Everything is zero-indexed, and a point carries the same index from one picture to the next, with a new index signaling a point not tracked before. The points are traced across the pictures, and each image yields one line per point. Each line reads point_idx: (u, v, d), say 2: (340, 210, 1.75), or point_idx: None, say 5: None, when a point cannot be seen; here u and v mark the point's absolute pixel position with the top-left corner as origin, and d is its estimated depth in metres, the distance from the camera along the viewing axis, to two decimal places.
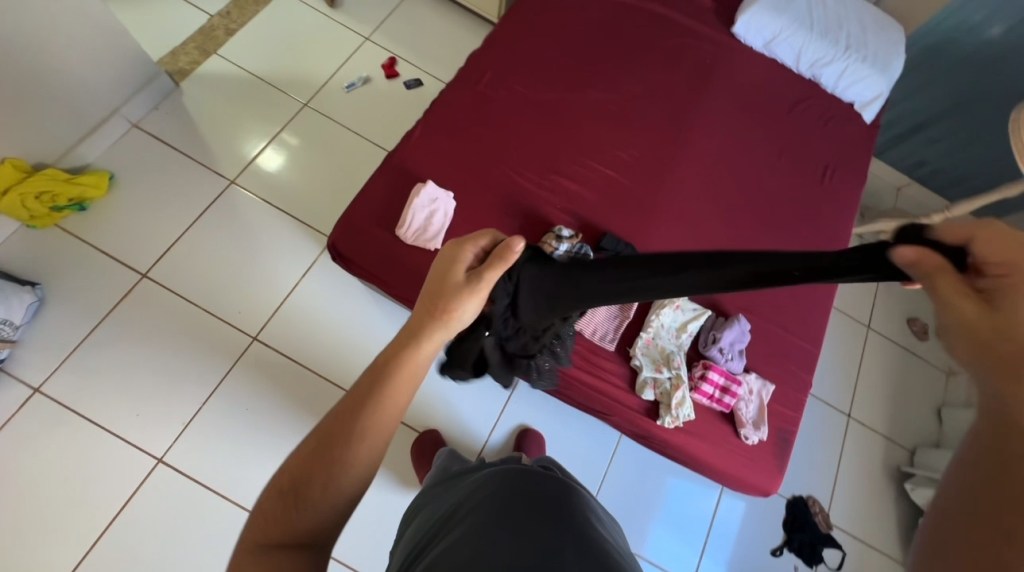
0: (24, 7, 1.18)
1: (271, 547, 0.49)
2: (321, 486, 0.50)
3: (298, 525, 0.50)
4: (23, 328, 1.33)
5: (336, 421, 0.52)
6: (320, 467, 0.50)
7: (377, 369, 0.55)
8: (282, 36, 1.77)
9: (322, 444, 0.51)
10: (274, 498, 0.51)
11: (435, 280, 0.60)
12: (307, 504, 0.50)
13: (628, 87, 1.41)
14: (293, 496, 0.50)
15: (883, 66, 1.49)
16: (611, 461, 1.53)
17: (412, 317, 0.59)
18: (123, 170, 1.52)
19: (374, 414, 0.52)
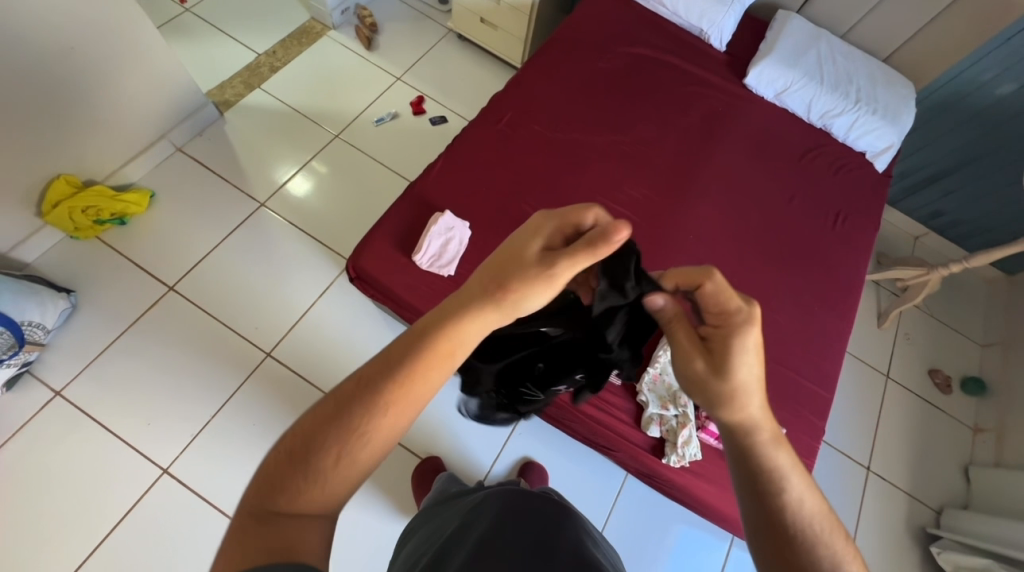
0: (95, 42, 1.32)
1: (275, 515, 0.47)
2: (338, 452, 0.48)
3: (311, 498, 0.48)
4: (53, 333, 1.40)
5: (360, 392, 0.50)
6: (335, 436, 0.48)
7: (413, 348, 0.52)
8: (320, 74, 1.92)
9: (341, 412, 0.49)
10: (285, 462, 0.49)
11: (502, 260, 0.58)
12: (320, 472, 0.48)
13: (642, 130, 1.47)
14: (304, 464, 0.48)
15: (893, 118, 1.53)
16: (616, 501, 1.48)
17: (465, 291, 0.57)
18: (164, 189, 1.63)
19: (407, 383, 0.51)
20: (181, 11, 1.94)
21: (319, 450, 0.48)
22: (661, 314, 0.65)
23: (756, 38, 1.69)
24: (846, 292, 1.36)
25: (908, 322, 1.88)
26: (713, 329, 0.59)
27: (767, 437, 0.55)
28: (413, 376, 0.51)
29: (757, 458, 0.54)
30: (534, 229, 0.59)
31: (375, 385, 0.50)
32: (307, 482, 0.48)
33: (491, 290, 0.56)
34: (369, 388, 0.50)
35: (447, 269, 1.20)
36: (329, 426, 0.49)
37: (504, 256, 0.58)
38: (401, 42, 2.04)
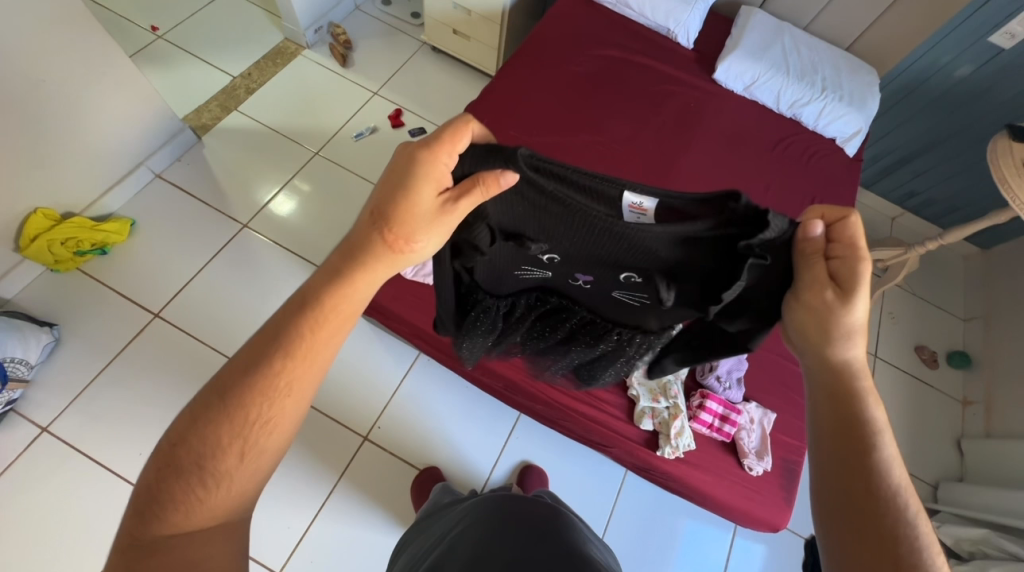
0: (61, 71, 1.31)
1: (167, 537, 0.49)
2: (237, 456, 0.50)
3: (207, 502, 0.50)
4: (38, 368, 1.37)
5: (233, 381, 0.51)
6: (229, 434, 0.50)
7: (309, 297, 0.55)
8: (297, 93, 1.93)
9: (223, 408, 0.51)
10: (164, 480, 0.49)
11: (387, 202, 0.56)
12: (219, 477, 0.50)
13: (617, 130, 1.49)
14: (202, 473, 0.49)
15: (860, 104, 1.57)
16: (617, 499, 1.48)
17: (355, 242, 0.57)
18: (144, 216, 1.62)
19: (295, 365, 0.52)
20: (153, 39, 1.95)
21: (210, 455, 0.50)
22: (802, 242, 0.61)
23: (722, 35, 1.73)
24: None
25: (891, 301, 1.92)
26: (846, 264, 0.58)
27: (865, 387, 0.59)
28: (298, 344, 0.53)
29: (857, 403, 0.58)
30: (426, 168, 0.56)
31: (265, 357, 0.52)
32: (207, 492, 0.50)
33: (384, 234, 0.56)
34: (256, 365, 0.51)
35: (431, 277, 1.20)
36: (205, 433, 0.50)
37: (394, 196, 0.56)
38: (377, 57, 2.06)
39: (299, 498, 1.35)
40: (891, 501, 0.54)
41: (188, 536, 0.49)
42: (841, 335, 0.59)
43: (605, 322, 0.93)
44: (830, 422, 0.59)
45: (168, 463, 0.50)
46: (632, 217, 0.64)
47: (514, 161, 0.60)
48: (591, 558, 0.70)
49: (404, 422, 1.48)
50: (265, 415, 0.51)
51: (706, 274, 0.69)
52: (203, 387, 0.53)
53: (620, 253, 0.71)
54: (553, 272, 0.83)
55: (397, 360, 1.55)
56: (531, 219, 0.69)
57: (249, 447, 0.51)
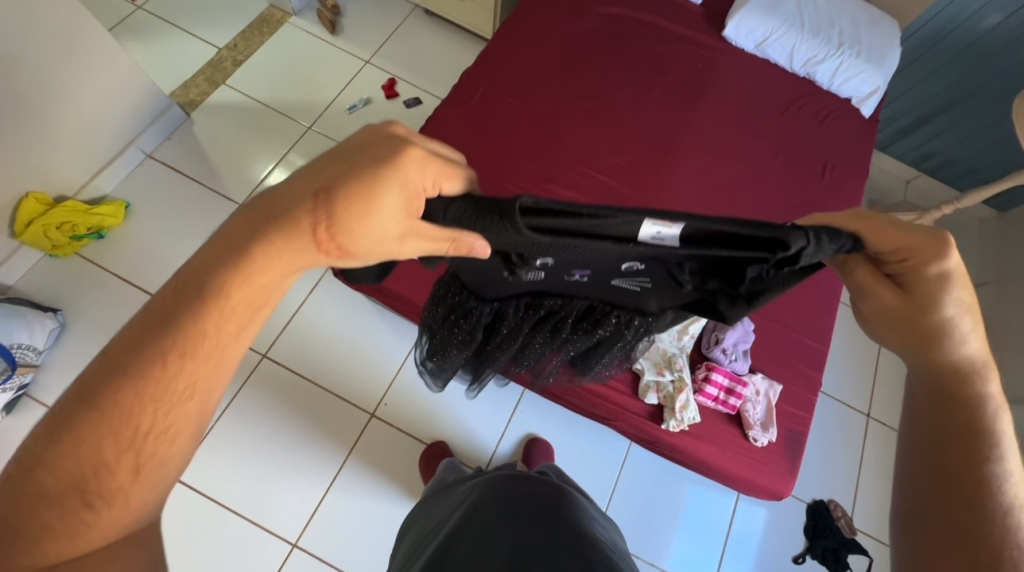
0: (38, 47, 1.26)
1: (49, 568, 0.44)
2: (130, 471, 0.46)
3: (96, 521, 0.45)
4: (46, 353, 1.39)
5: (113, 385, 0.45)
6: (112, 445, 0.45)
7: (206, 286, 0.47)
8: (286, 64, 1.85)
9: (103, 412, 0.45)
10: (31, 505, 0.44)
11: (327, 188, 0.48)
12: (109, 494, 0.46)
13: (620, 95, 1.42)
14: (82, 491, 0.45)
15: (879, 60, 1.48)
16: (622, 469, 1.50)
17: (278, 223, 0.48)
18: (138, 198, 1.59)
19: (197, 371, 0.47)
20: (133, 9, 1.86)
21: (93, 473, 0.45)
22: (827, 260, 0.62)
23: None
24: None
25: None
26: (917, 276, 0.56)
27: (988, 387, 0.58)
28: (198, 343, 0.47)
29: (972, 409, 0.57)
30: (409, 172, 0.50)
31: (152, 358, 0.46)
32: (96, 513, 0.45)
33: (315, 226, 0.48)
34: (141, 365, 0.46)
35: None
36: (86, 447, 0.45)
37: (347, 188, 0.48)
38: (367, 22, 1.96)
39: (311, 474, 1.38)
40: (1002, 511, 0.55)
41: (80, 562, 0.45)
42: (941, 340, 0.57)
43: (604, 306, 0.84)
44: (931, 418, 0.60)
45: (34, 484, 0.44)
46: (652, 232, 0.58)
47: (511, 212, 0.55)
48: (589, 531, 0.71)
49: (410, 398, 1.49)
50: (165, 424, 0.47)
51: (723, 260, 0.64)
52: (68, 391, 0.45)
53: (625, 256, 0.64)
54: (547, 273, 0.73)
55: (401, 338, 1.55)
56: (521, 244, 0.62)
57: (146, 458, 0.47)
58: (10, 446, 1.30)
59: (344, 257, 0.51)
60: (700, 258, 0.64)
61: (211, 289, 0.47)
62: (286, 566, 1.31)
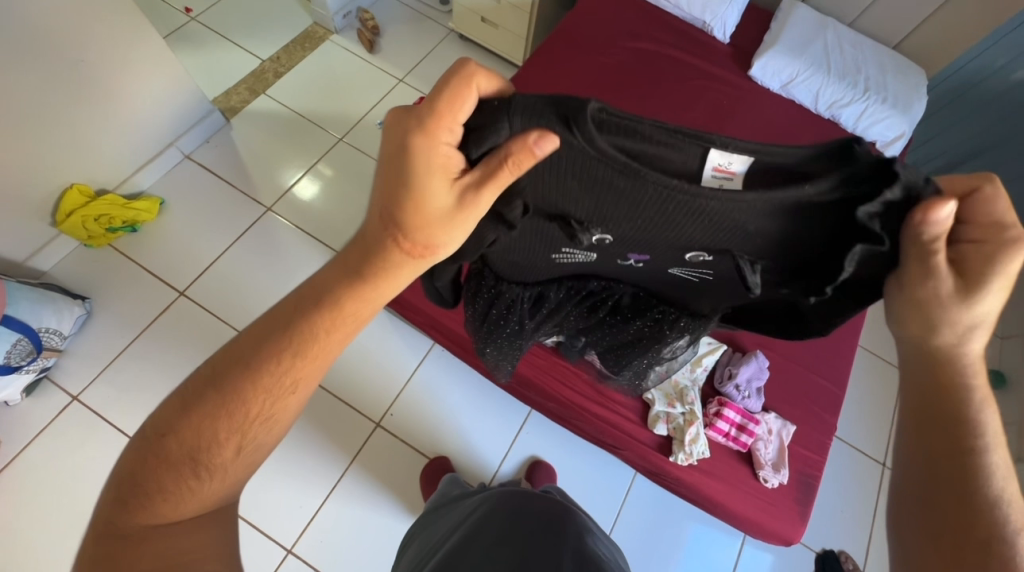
0: (95, 45, 1.34)
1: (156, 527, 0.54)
2: (234, 447, 0.55)
3: (201, 489, 0.55)
4: (70, 338, 1.43)
5: (234, 377, 0.55)
6: (224, 426, 0.54)
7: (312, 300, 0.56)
8: (324, 78, 1.93)
9: (215, 396, 0.54)
10: (152, 468, 0.54)
11: (390, 200, 0.54)
12: (216, 465, 0.55)
13: None
14: (195, 467, 0.54)
15: (904, 107, 1.49)
16: (624, 501, 1.47)
17: (365, 236, 0.56)
18: (173, 196, 1.66)
19: (300, 361, 0.55)
20: (187, 20, 1.97)
21: (205, 449, 0.54)
22: (916, 227, 0.52)
23: (760, 29, 1.66)
24: None
25: None
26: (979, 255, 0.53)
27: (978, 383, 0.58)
28: (310, 345, 0.55)
29: (958, 401, 0.58)
30: (412, 136, 0.51)
31: (251, 355, 0.55)
32: (201, 481, 0.55)
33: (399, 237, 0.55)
34: (243, 361, 0.55)
35: None
36: (201, 428, 0.54)
37: (401, 197, 0.53)
38: (404, 44, 2.05)
39: (315, 481, 1.38)
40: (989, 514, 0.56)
41: (182, 518, 0.55)
42: (960, 330, 0.56)
43: (650, 297, 0.86)
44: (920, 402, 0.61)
45: (156, 451, 0.54)
46: (714, 182, 0.56)
47: (579, 118, 0.51)
48: (583, 539, 0.72)
49: (416, 411, 1.49)
50: (274, 410, 0.56)
51: (802, 251, 0.61)
52: (190, 380, 0.57)
53: (694, 231, 0.61)
54: (599, 254, 0.74)
55: (413, 350, 1.57)
56: (585, 194, 0.60)
57: (246, 441, 0.56)
58: (26, 429, 1.33)
59: (435, 254, 0.57)
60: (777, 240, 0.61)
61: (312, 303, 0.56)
62: None
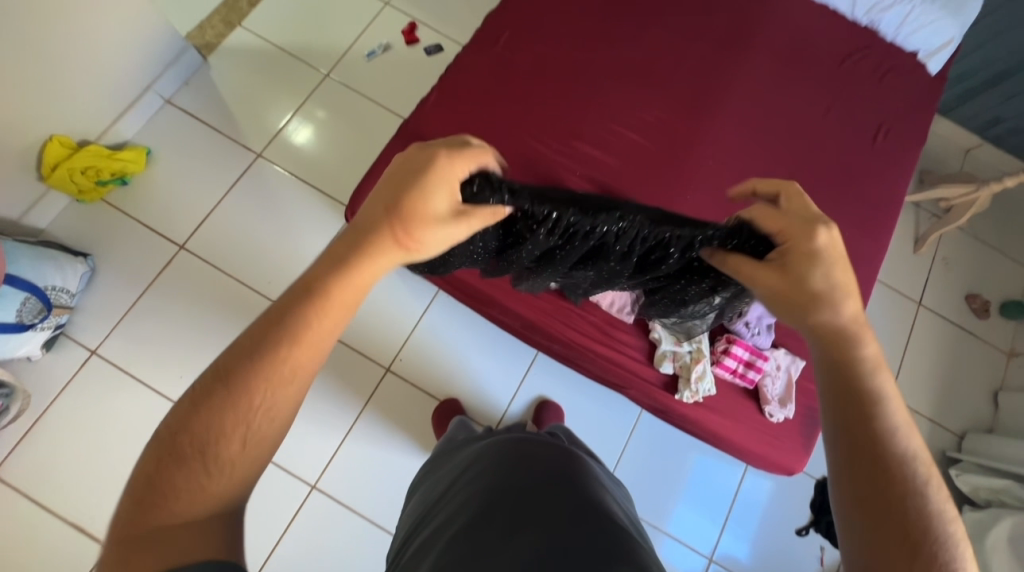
0: None
1: (178, 444, 0.48)
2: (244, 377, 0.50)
3: (220, 456, 0.49)
4: (79, 295, 1.44)
5: (247, 370, 0.50)
6: (236, 393, 0.50)
7: (231, 375, 0.50)
8: (303, 5, 1.76)
9: (228, 381, 0.50)
10: (164, 468, 0.48)
11: (393, 206, 0.58)
12: (229, 391, 0.50)
13: (657, 44, 1.30)
14: (205, 421, 0.49)
15: (957, 7, 1.29)
16: (630, 437, 1.50)
17: (371, 235, 0.57)
18: (159, 145, 1.59)
19: (308, 325, 0.52)
20: None
21: (214, 443, 0.49)
22: None
23: None
24: (883, 216, 1.24)
25: (947, 246, 1.78)
26: None
27: None
28: (325, 298, 0.53)
29: None
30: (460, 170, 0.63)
31: (259, 344, 0.50)
32: (209, 478, 0.49)
33: (393, 235, 0.57)
34: (252, 350, 0.50)
35: None
36: (215, 415, 0.49)
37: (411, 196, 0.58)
38: None
39: (329, 424, 1.44)
40: None
41: (176, 543, 0.47)
42: None
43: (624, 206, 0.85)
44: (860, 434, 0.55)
45: (169, 449, 0.48)
46: None
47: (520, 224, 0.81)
48: (582, 471, 0.72)
49: (426, 355, 1.51)
50: (252, 367, 0.50)
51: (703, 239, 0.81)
52: (200, 384, 0.50)
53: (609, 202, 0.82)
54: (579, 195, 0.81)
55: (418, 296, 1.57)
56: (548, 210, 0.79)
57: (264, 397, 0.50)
58: (51, 382, 1.39)
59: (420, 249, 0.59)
60: (573, 515, 0.59)
61: (268, 344, 0.51)
62: (305, 508, 1.38)
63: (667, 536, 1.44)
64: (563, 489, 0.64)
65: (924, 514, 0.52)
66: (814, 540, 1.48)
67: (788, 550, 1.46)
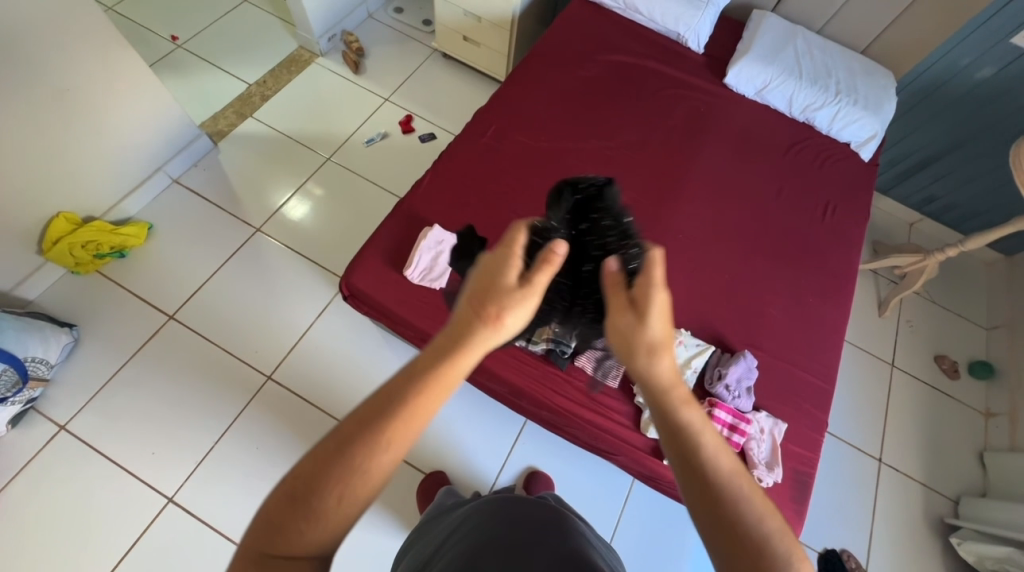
0: (78, 64, 1.33)
1: (301, 501, 0.48)
2: (360, 451, 0.49)
3: (320, 512, 0.48)
4: (57, 368, 1.41)
5: (362, 441, 0.49)
6: (345, 464, 0.48)
7: (350, 440, 0.49)
8: (311, 100, 1.97)
9: (345, 446, 0.49)
10: (275, 515, 0.48)
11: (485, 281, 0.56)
12: (345, 458, 0.49)
13: (625, 136, 1.47)
14: (314, 487, 0.48)
15: (876, 108, 1.51)
16: (623, 510, 1.44)
17: (459, 312, 0.57)
18: (161, 221, 1.66)
19: (420, 398, 0.51)
20: (173, 48, 2.02)
21: (318, 492, 0.48)
22: None
23: (734, 38, 1.71)
24: (842, 283, 1.35)
25: (908, 309, 1.89)
26: None
27: None
28: (436, 369, 0.53)
29: None
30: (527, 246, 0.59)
31: (384, 408, 0.51)
32: (309, 523, 0.48)
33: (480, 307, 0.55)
34: (372, 417, 0.50)
35: (439, 281, 1.15)
36: (326, 474, 0.48)
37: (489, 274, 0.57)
38: (388, 64, 2.10)
39: None
40: None
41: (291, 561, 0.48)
42: None
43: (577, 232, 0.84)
44: (682, 468, 0.53)
45: (283, 496, 0.49)
46: None
47: None
48: (568, 524, 0.72)
49: None
50: (364, 439, 0.49)
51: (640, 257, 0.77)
52: (320, 442, 0.50)
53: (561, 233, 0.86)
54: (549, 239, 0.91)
55: (406, 365, 1.57)
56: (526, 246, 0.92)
57: (371, 463, 0.49)
58: (12, 460, 1.31)
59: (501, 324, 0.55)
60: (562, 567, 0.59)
61: (385, 414, 0.50)
62: None
63: None
64: (555, 547, 0.64)
65: (751, 537, 0.49)
66: None
67: None
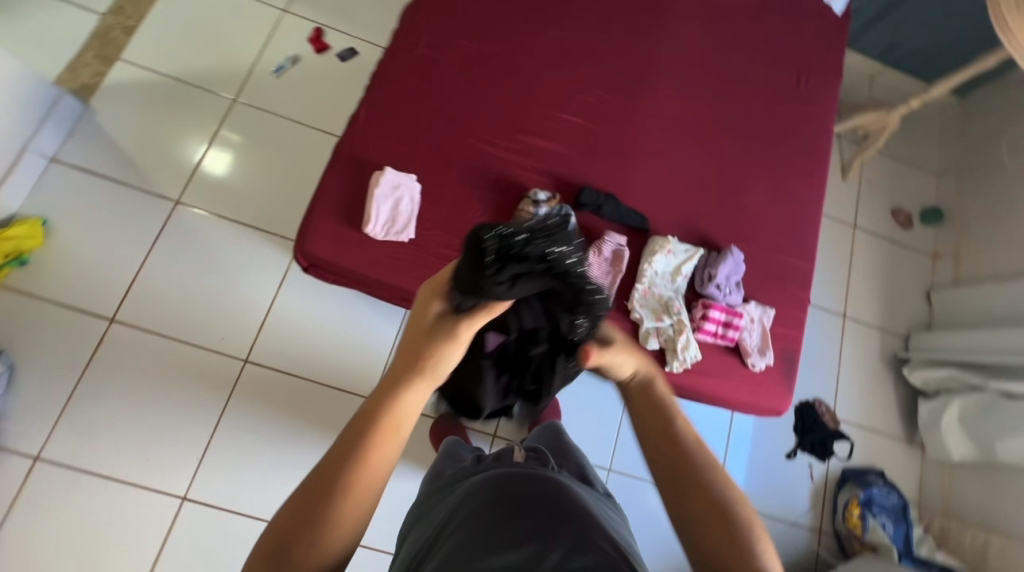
0: None
1: (301, 529, 0.50)
2: (346, 473, 0.52)
3: (322, 535, 0.51)
4: (1, 400, 1.27)
5: (346, 467, 0.53)
6: (334, 487, 0.52)
7: (335, 466, 0.53)
8: (189, 26, 1.58)
9: (334, 471, 0.52)
10: (280, 546, 0.50)
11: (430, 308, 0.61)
12: (335, 481, 0.52)
13: (581, 22, 1.27)
14: (313, 513, 0.51)
15: None
16: (625, 407, 1.52)
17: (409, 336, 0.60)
18: (56, 212, 1.39)
19: (388, 420, 0.55)
20: None
21: (316, 516, 0.51)
22: None
23: None
24: (818, 156, 1.31)
25: (869, 169, 1.92)
26: None
27: None
28: (400, 391, 0.56)
29: None
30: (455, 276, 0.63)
31: (357, 435, 0.54)
32: (309, 545, 0.50)
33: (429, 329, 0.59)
34: (352, 442, 0.54)
35: (405, 233, 1.04)
36: (321, 497, 0.52)
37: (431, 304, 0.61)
38: None
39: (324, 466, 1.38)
40: None
41: None
42: None
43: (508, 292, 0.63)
44: (658, 464, 0.61)
45: (286, 524, 0.51)
46: None
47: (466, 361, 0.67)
48: (573, 491, 0.71)
49: None
50: (347, 462, 0.53)
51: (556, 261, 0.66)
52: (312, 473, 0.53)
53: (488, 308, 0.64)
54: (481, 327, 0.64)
55: (388, 319, 1.50)
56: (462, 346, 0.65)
57: (359, 482, 0.52)
58: None
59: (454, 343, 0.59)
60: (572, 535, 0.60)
61: (363, 438, 0.54)
62: None
63: (669, 487, 1.50)
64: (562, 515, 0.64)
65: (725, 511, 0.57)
66: (803, 460, 1.60)
67: (784, 475, 1.57)
